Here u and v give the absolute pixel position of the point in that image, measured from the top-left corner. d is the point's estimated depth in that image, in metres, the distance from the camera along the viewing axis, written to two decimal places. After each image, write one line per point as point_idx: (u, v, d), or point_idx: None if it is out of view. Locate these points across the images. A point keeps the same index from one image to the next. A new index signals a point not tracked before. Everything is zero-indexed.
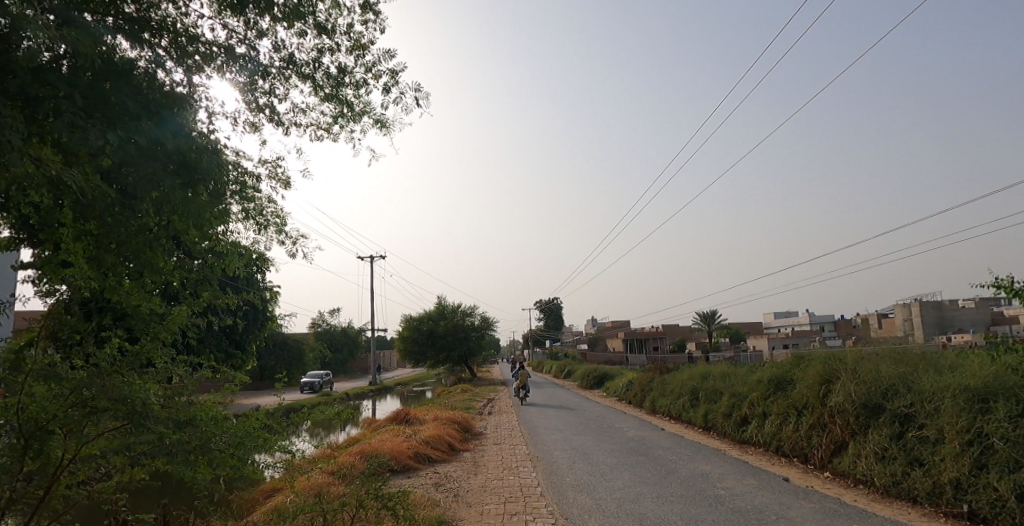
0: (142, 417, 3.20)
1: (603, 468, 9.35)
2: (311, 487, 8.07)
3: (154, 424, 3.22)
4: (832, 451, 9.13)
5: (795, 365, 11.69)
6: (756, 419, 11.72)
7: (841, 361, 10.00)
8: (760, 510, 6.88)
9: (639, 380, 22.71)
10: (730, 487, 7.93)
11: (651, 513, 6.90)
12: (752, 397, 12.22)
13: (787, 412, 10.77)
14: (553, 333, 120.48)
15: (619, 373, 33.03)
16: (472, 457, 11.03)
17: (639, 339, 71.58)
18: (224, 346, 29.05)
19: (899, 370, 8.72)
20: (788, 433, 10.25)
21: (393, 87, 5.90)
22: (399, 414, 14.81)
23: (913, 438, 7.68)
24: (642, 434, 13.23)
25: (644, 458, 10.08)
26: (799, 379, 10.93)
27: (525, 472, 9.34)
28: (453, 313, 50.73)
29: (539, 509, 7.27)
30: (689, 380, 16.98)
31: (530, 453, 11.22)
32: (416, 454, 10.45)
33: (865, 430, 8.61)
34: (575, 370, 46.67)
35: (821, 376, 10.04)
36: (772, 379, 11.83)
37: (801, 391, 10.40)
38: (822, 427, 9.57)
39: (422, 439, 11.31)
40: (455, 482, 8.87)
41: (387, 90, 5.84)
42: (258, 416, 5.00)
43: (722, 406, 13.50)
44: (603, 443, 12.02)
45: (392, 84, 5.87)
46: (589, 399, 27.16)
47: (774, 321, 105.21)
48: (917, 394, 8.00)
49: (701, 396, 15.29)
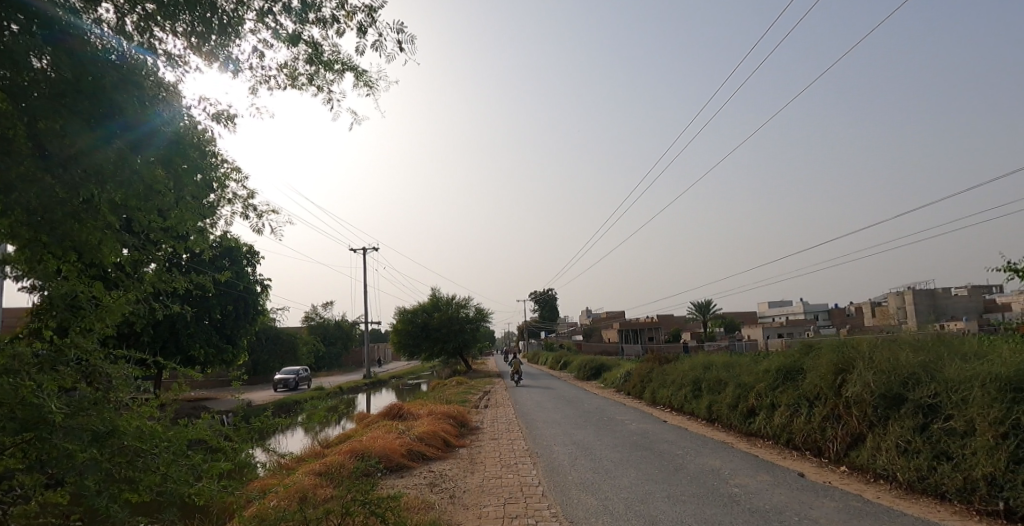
0: (47, 432, 2.68)
1: (607, 464, 8.87)
2: (297, 488, 7.49)
3: (63, 437, 2.71)
4: (848, 444, 8.67)
5: (805, 354, 11.21)
6: (764, 411, 11.24)
7: (855, 350, 9.52)
8: (780, 510, 6.38)
9: (637, 371, 22.27)
10: (744, 484, 7.43)
11: (663, 514, 6.39)
12: (759, 388, 11.76)
13: (798, 402, 10.30)
14: (548, 325, 120.19)
15: (616, 364, 32.62)
16: (468, 454, 10.51)
17: (634, 330, 71.42)
18: (213, 340, 28.45)
19: (920, 358, 8.25)
20: (799, 425, 9.80)
21: (372, 27, 5.12)
22: (391, 409, 14.25)
23: (939, 430, 7.21)
24: (644, 427, 12.76)
25: (649, 453, 9.60)
26: (810, 368, 10.46)
27: (524, 470, 8.80)
28: (447, 305, 50.14)
29: (541, 512, 6.73)
30: (691, 370, 16.54)
31: (529, 448, 10.69)
32: (410, 451, 9.90)
33: (884, 422, 8.15)
34: (571, 361, 46.31)
35: (834, 365, 9.56)
36: (780, 369, 11.37)
37: (812, 380, 9.93)
38: (837, 418, 9.11)
39: (416, 436, 10.75)
40: (451, 482, 8.32)
41: (365, 31, 5.06)
42: (227, 424, 4.42)
43: (727, 397, 13.05)
44: (605, 436, 11.53)
45: (370, 24, 5.08)
46: (587, 391, 26.74)
47: (769, 311, 105.31)
48: (942, 383, 7.53)
49: (704, 387, 14.84)
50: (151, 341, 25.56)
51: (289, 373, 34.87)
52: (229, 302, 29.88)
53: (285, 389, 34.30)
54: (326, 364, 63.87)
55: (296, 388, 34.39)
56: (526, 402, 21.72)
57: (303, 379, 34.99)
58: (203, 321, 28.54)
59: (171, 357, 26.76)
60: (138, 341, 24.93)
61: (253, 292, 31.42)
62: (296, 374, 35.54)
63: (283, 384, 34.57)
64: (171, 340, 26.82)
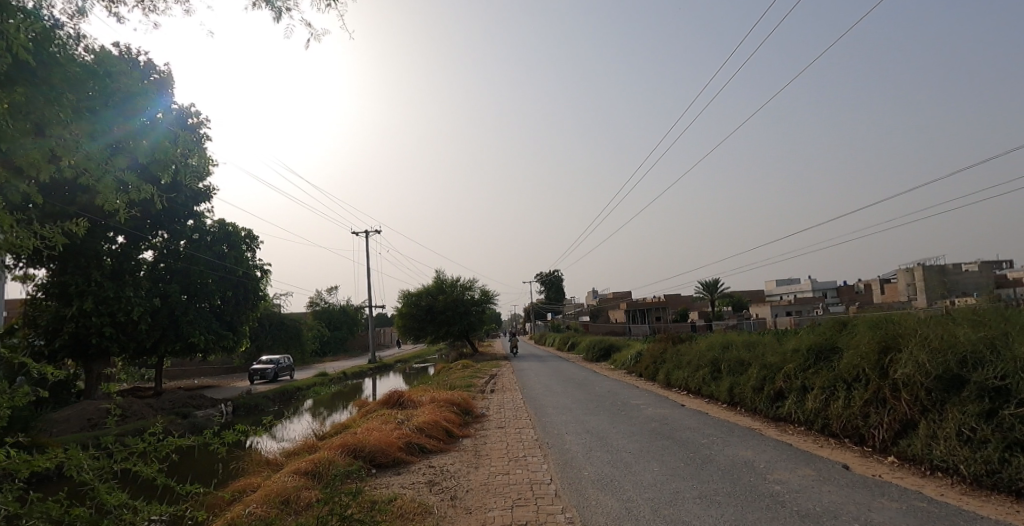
0: None
1: (626, 457, 7.98)
2: (277, 491, 6.59)
3: None
4: (896, 432, 7.75)
5: (840, 332, 10.26)
6: (794, 394, 10.31)
7: (903, 325, 8.55)
8: (836, 515, 5.44)
9: (649, 352, 21.36)
10: (786, 481, 6.52)
11: (695, 519, 5.48)
12: (787, 368, 10.82)
13: (834, 385, 9.34)
14: (554, 306, 119.49)
15: (626, 346, 31.72)
16: (473, 445, 9.67)
17: (642, 310, 70.49)
18: (213, 327, 27.62)
19: (982, 334, 7.26)
20: (837, 410, 8.87)
21: None
22: (391, 397, 13.43)
23: (1010, 417, 6.24)
24: (662, 412, 11.90)
25: (672, 443, 8.71)
26: (847, 346, 9.51)
27: (534, 465, 7.96)
28: (452, 287, 49.38)
29: (554, 518, 5.84)
30: (708, 351, 15.60)
31: (539, 438, 9.83)
32: (408, 445, 9.04)
33: (941, 408, 7.18)
34: (578, 342, 45.68)
35: (878, 343, 8.59)
36: (811, 348, 10.43)
37: (851, 361, 8.99)
38: (881, 402, 8.18)
39: (415, 426, 9.88)
40: (452, 480, 7.47)
41: None
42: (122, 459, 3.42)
43: (750, 379, 12.14)
44: (620, 424, 10.64)
45: None
46: (596, 372, 25.94)
47: (776, 289, 104.35)
48: (1011, 362, 6.57)
49: (724, 368, 13.92)
50: (149, 329, 24.67)
51: (266, 362, 31.75)
52: (229, 287, 29.21)
53: (261, 381, 31.21)
54: (331, 348, 63.39)
55: (273, 379, 31.34)
56: (534, 386, 20.86)
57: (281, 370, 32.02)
58: (204, 307, 27.71)
59: (171, 346, 25.89)
60: (136, 330, 24.09)
61: (253, 278, 30.76)
62: (274, 363, 32.61)
63: (260, 376, 31.53)
64: (170, 327, 25.92)
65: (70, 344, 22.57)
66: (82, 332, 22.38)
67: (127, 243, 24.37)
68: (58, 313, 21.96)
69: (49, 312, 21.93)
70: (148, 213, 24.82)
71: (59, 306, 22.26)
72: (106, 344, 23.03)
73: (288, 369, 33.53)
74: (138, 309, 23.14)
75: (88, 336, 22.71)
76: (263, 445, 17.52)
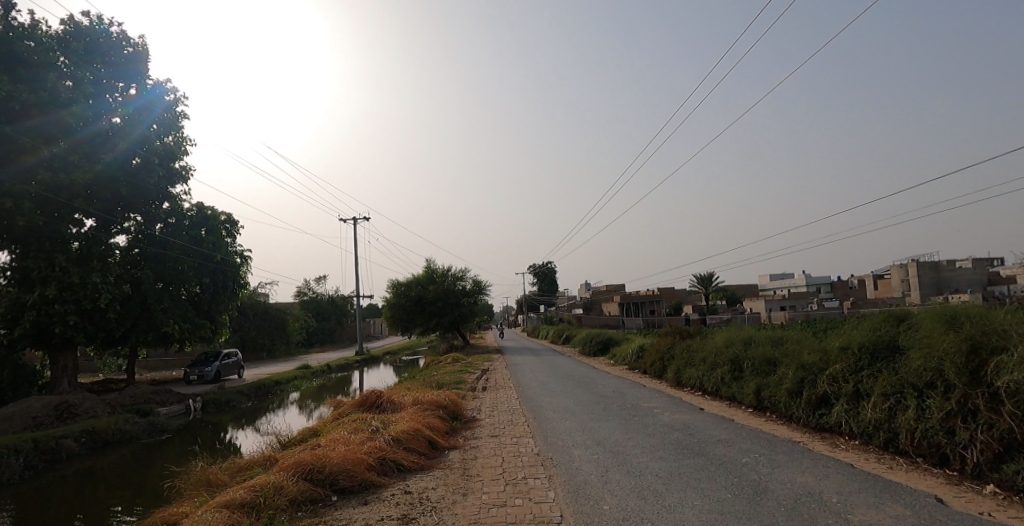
0: None
1: (655, 483, 6.36)
2: None
3: None
4: (996, 455, 6.07)
5: (900, 329, 8.70)
6: (844, 401, 8.69)
7: (996, 322, 6.98)
8: None
9: (655, 346, 19.72)
10: None
11: None
12: (833, 370, 9.19)
13: (899, 392, 7.69)
14: (547, 298, 117.77)
15: (625, 340, 29.99)
16: (461, 461, 7.96)
17: (637, 303, 69.11)
18: (189, 316, 25.62)
19: None
20: (908, 423, 7.24)
21: None
22: (368, 398, 11.70)
23: None
24: (682, 419, 10.24)
25: (706, 462, 7.11)
26: (915, 345, 7.90)
27: (538, 493, 6.31)
28: (443, 277, 47.44)
29: None
30: (726, 348, 13.97)
31: (542, 452, 8.16)
32: (380, 462, 7.30)
33: None
34: (573, 335, 44.04)
35: (966, 342, 6.95)
36: (863, 346, 8.82)
37: (926, 362, 7.34)
38: (970, 415, 6.53)
39: (391, 437, 8.14)
40: (432, 514, 5.72)
41: None
42: None
43: (784, 381, 10.52)
44: (636, 434, 9.03)
45: None
46: (596, 368, 24.34)
47: (770, 283, 103.03)
48: None
49: (747, 367, 12.33)
50: (118, 318, 22.55)
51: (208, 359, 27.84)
52: (207, 274, 27.32)
53: (200, 382, 27.29)
54: (317, 338, 61.63)
55: (212, 380, 27.38)
56: (530, 383, 19.20)
57: (223, 367, 28.07)
58: (178, 294, 25.74)
59: (143, 336, 23.85)
60: (105, 318, 21.96)
61: (232, 265, 28.76)
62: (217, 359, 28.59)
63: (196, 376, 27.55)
64: (142, 317, 23.90)
65: (30, 333, 20.53)
66: (44, 322, 20.13)
67: (96, 226, 22.30)
68: (18, 299, 19.98)
69: (7, 297, 19.95)
70: (118, 194, 22.58)
71: (19, 292, 20.35)
72: (71, 334, 20.81)
73: (236, 367, 29.83)
74: (106, 296, 20.95)
75: (50, 325, 20.44)
76: (243, 440, 16.04)
